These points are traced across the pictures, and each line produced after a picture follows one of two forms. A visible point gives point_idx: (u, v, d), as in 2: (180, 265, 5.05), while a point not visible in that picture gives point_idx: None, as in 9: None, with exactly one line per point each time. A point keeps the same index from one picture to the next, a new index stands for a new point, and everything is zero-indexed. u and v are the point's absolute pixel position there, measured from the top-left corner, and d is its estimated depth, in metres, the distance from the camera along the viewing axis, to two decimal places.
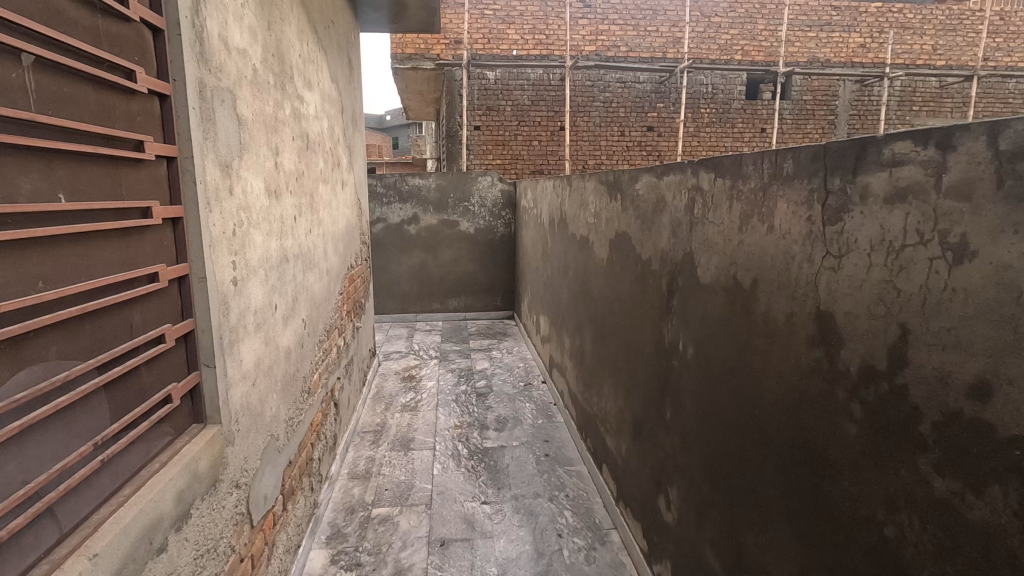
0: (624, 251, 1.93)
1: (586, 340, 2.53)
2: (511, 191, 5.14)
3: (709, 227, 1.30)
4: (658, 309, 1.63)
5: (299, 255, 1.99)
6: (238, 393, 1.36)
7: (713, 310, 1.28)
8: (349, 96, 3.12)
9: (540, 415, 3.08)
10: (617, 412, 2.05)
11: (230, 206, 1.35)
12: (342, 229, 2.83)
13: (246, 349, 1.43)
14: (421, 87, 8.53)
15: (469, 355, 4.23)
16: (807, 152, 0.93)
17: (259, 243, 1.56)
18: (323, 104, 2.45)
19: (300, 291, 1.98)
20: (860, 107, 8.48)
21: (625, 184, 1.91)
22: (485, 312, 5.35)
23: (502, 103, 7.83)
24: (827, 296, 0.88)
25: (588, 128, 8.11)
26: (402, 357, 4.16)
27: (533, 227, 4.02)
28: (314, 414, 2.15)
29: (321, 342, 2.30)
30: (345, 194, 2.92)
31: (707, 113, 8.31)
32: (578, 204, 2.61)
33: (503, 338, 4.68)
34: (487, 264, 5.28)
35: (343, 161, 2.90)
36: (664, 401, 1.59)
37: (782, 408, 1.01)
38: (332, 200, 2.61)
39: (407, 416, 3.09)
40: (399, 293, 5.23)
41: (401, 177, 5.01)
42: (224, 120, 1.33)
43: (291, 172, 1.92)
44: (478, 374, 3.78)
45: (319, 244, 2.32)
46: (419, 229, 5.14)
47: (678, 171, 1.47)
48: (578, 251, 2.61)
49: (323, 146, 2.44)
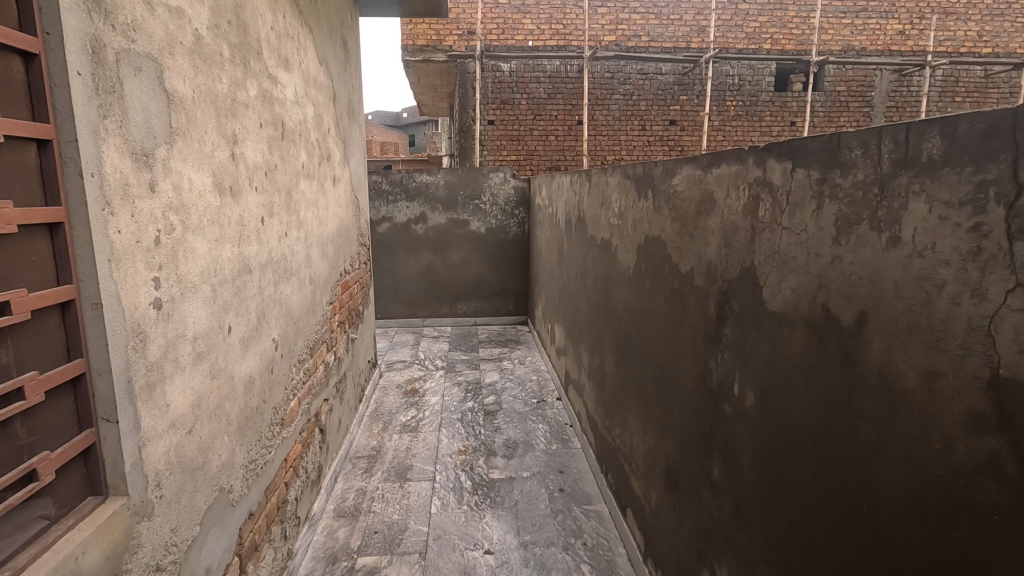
0: (656, 262, 1.59)
1: (607, 360, 2.19)
2: (525, 188, 4.81)
3: (781, 235, 0.96)
4: (703, 337, 1.29)
5: (269, 263, 1.69)
6: (162, 447, 1.06)
7: (789, 350, 0.94)
8: (343, 83, 2.82)
9: (555, 439, 2.75)
10: (646, 452, 1.71)
11: (151, 208, 1.04)
12: (333, 231, 2.54)
13: (177, 390, 1.12)
14: (434, 81, 8.25)
15: (478, 366, 3.91)
16: (973, 123, 0.59)
17: (201, 253, 1.25)
18: (307, 90, 2.15)
19: (269, 308, 1.67)
20: (898, 98, 7.99)
21: (657, 178, 1.57)
22: (496, 317, 5.03)
23: (517, 96, 7.50)
24: (1017, 356, 0.54)
25: (607, 122, 7.74)
26: (406, 368, 3.87)
27: (548, 227, 3.69)
28: (290, 447, 1.86)
29: (301, 362, 2.00)
30: (336, 192, 2.62)
31: (733, 105, 7.87)
32: (598, 203, 2.27)
33: (516, 346, 4.35)
34: (498, 266, 4.96)
35: (335, 155, 2.61)
36: (710, 454, 1.25)
37: (917, 513, 0.67)
38: (319, 199, 2.31)
39: (407, 438, 2.78)
40: (406, 297, 4.94)
41: (408, 173, 4.71)
42: (142, 95, 1.02)
43: (257, 165, 1.61)
44: (486, 389, 3.46)
45: (300, 249, 2.01)
46: (427, 229, 4.84)
47: (733, 161, 1.13)
48: (599, 258, 2.28)
49: (307, 138, 2.15)
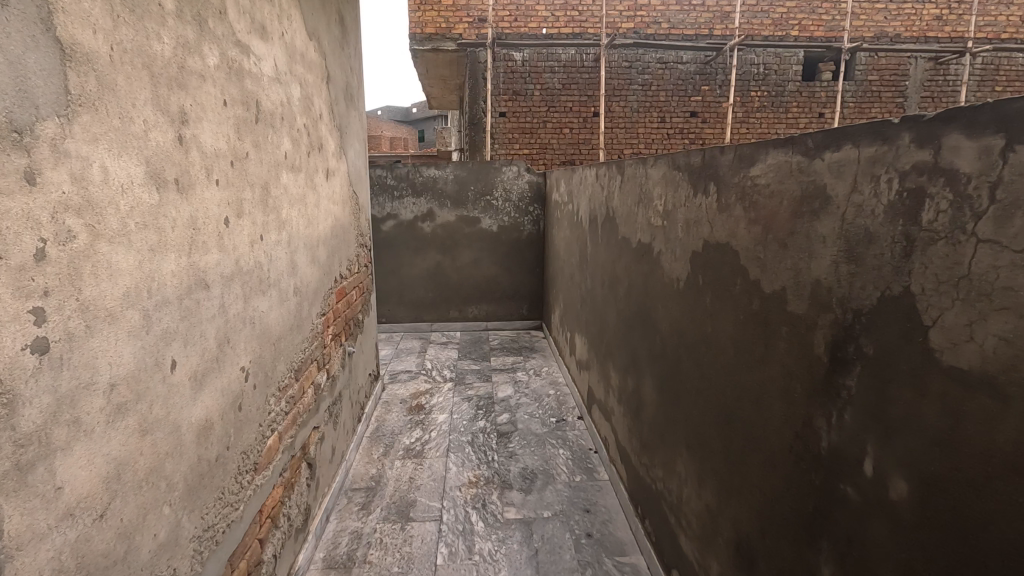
0: (723, 276, 1.24)
1: (645, 386, 1.86)
2: (540, 184, 4.46)
3: (976, 252, 0.61)
4: (803, 384, 0.95)
5: (236, 275, 1.37)
6: (46, 552, 0.74)
7: (993, 434, 0.60)
8: (337, 64, 2.49)
9: (578, 469, 2.43)
10: (703, 510, 1.38)
11: (24, 208, 0.71)
12: (325, 232, 2.22)
13: (78, 463, 0.80)
14: (443, 72, 7.91)
15: (489, 377, 3.58)
16: None
17: (128, 269, 0.93)
18: (291, 67, 1.83)
19: (235, 330, 1.35)
20: (933, 87, 7.54)
21: (725, 168, 1.23)
22: (509, 321, 4.70)
23: (530, 87, 7.13)
24: None
25: (624, 114, 7.36)
26: (411, 379, 3.55)
27: (568, 226, 3.35)
28: (268, 494, 1.55)
29: (283, 389, 1.69)
30: (330, 187, 2.30)
31: (758, 96, 7.46)
32: (635, 200, 1.93)
33: (531, 355, 4.02)
34: (512, 267, 4.62)
35: (328, 146, 2.29)
36: (815, 545, 0.92)
37: None
38: (308, 194, 1.99)
39: (410, 466, 2.47)
40: (412, 300, 4.63)
41: (415, 167, 4.38)
42: (9, 41, 0.70)
43: (221, 152, 1.29)
44: (499, 405, 3.13)
45: (280, 254, 1.69)
46: (435, 227, 4.51)
47: (868, 141, 0.78)
48: (635, 265, 1.94)
49: (292, 123, 1.83)
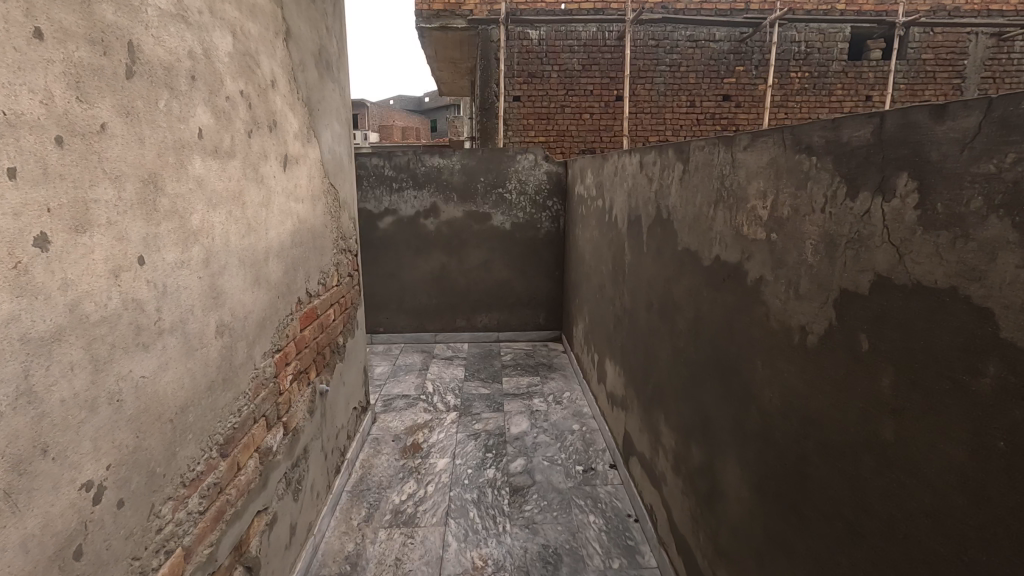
0: (940, 353, 0.66)
1: (724, 470, 1.29)
2: (560, 174, 3.86)
3: None
4: None
5: (70, 330, 0.81)
6: None
7: None
8: (304, 19, 1.91)
9: (615, 548, 1.86)
10: None
11: None
12: (282, 240, 1.66)
13: None
14: (453, 53, 7.30)
15: (500, 405, 3.02)
16: None
17: None
18: (213, 4, 1.26)
19: (69, 428, 0.80)
20: (996, 66, 6.78)
21: (953, 147, 0.64)
22: (523, 331, 4.14)
23: (547, 68, 6.50)
24: None
25: (650, 97, 6.71)
26: (408, 407, 3.00)
27: (597, 226, 2.76)
28: None
29: (194, 480, 1.14)
30: (289, 180, 1.74)
31: (798, 77, 6.77)
32: (711, 199, 1.34)
33: (549, 375, 3.45)
34: (527, 270, 4.05)
35: (287, 125, 1.73)
36: None
37: None
38: (248, 188, 1.44)
39: (397, 539, 1.93)
40: (414, 307, 4.09)
41: (416, 155, 3.81)
42: None
43: (23, 118, 0.73)
44: (512, 445, 2.58)
45: (189, 280, 1.13)
46: (439, 224, 3.94)
47: None
48: (709, 293, 1.36)
49: (216, 87, 1.27)
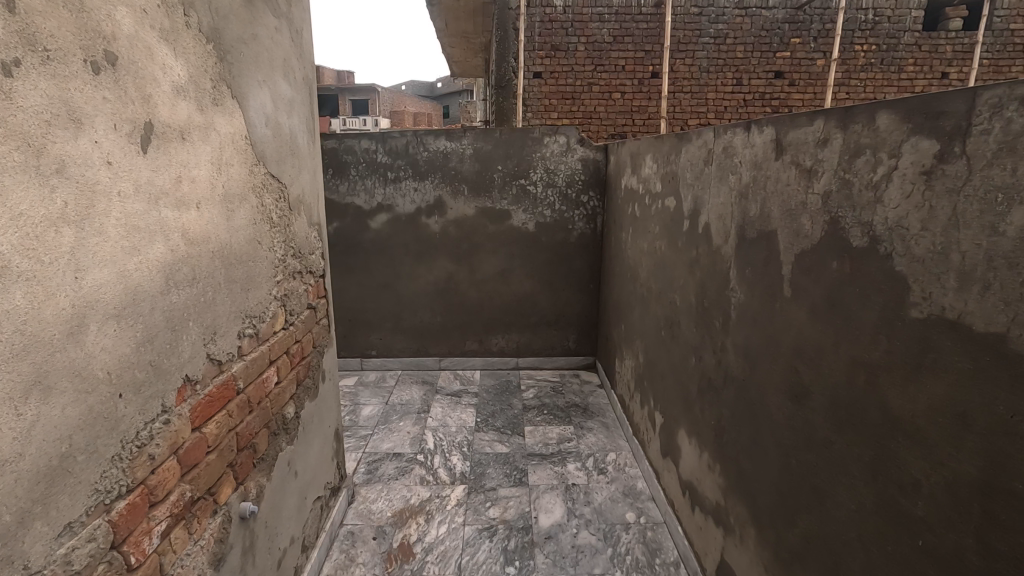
0: None
1: None
2: (599, 162, 3.03)
3: None
4: None
5: None
6: None
7: None
8: None
9: None
10: None
11: None
12: (133, 286, 0.88)
13: None
14: (466, 25, 6.44)
15: (523, 476, 2.23)
16: None
17: None
18: None
19: None
20: None
21: None
22: (548, 358, 3.35)
23: (573, 39, 5.64)
24: None
25: (691, 74, 5.82)
26: (399, 477, 2.22)
27: (667, 235, 1.94)
28: None
29: None
30: (157, 167, 0.95)
31: (863, 51, 5.81)
32: None
33: (585, 425, 2.65)
34: (554, 282, 3.24)
35: (153, 68, 0.94)
36: None
37: None
38: (4, 186, 0.65)
39: None
40: (413, 326, 3.31)
41: (417, 136, 3.01)
42: None
43: None
44: (542, 553, 1.79)
45: None
46: (445, 224, 3.15)
47: None
48: None
49: None
